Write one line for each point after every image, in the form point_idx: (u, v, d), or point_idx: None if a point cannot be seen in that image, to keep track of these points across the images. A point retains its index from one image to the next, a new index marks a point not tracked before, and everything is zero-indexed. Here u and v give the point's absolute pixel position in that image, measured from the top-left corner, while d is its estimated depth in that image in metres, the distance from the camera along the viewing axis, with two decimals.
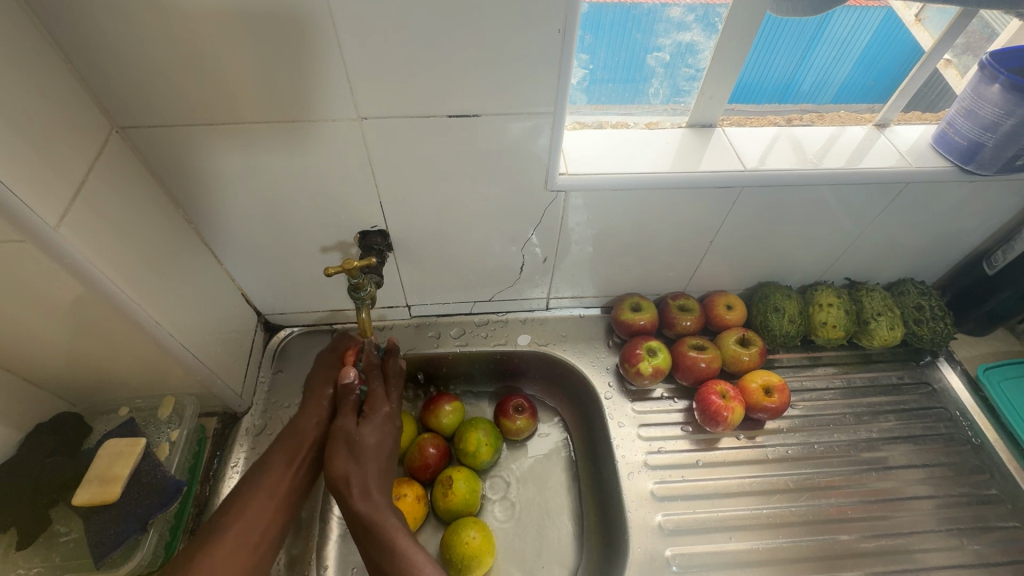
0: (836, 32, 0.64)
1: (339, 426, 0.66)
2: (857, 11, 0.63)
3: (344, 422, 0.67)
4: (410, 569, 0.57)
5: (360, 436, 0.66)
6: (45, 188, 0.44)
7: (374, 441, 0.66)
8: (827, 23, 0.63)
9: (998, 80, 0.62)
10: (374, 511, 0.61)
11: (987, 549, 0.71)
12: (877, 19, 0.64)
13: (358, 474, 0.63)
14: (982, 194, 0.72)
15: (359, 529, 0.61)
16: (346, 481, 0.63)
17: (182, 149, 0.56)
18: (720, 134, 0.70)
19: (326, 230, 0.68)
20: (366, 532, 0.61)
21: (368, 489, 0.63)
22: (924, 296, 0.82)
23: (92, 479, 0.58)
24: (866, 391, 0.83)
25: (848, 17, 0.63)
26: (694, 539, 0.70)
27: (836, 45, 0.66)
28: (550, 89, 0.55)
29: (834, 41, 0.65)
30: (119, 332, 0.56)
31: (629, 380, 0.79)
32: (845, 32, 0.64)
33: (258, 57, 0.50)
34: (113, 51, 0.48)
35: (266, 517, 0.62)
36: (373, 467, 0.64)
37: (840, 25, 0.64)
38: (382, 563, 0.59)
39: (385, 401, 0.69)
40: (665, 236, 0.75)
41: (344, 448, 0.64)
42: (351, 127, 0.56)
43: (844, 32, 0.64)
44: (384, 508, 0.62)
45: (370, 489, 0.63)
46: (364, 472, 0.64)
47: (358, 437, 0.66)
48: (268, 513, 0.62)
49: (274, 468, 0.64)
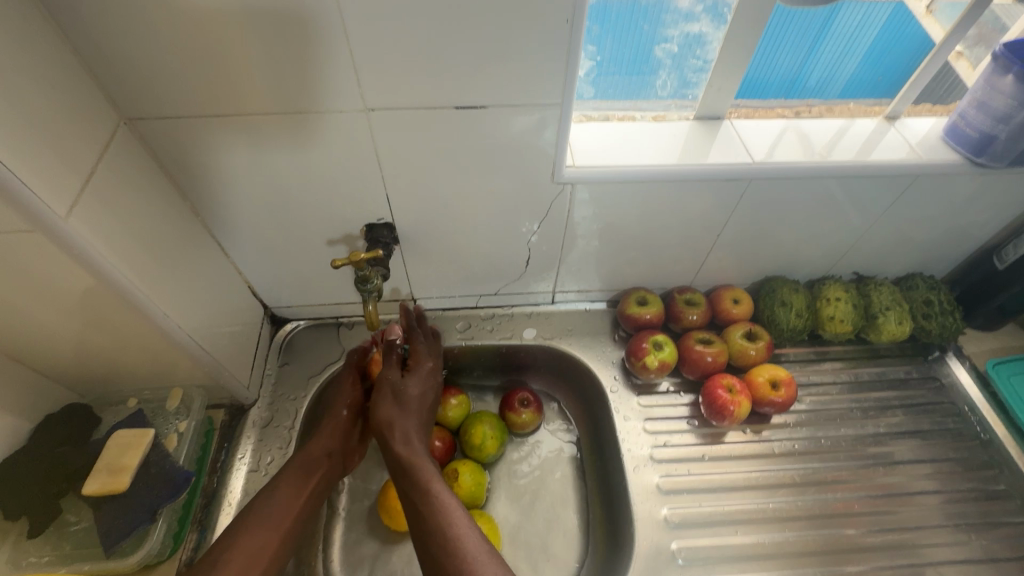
0: (843, 25, 0.64)
1: (385, 375, 0.70)
2: (865, 4, 0.63)
3: (390, 372, 0.70)
4: (443, 509, 0.57)
5: (406, 385, 0.68)
6: (54, 178, 0.44)
7: (417, 392, 0.69)
8: (834, 16, 0.63)
9: (1011, 70, 0.62)
10: (412, 456, 0.62)
11: (995, 545, 0.70)
12: (886, 12, 0.64)
13: (404, 423, 0.65)
14: (993, 186, 0.71)
15: (399, 474, 0.62)
16: (389, 425, 0.65)
17: (189, 140, 0.56)
18: (727, 126, 0.70)
19: (332, 222, 0.68)
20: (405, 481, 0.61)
21: (410, 435, 0.65)
22: (933, 290, 0.81)
23: (101, 469, 0.58)
24: (873, 386, 0.83)
25: (854, 11, 0.63)
26: (699, 533, 0.70)
27: (845, 37, 0.65)
28: (557, 80, 0.54)
29: (840, 35, 0.65)
30: (128, 324, 0.56)
31: (635, 374, 0.79)
32: (854, 26, 0.64)
33: (265, 48, 0.49)
34: (121, 41, 0.48)
35: (270, 552, 0.58)
36: (415, 419, 0.66)
37: (848, 17, 0.63)
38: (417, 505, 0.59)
39: (427, 358, 0.72)
40: (671, 229, 0.74)
41: (388, 398, 0.67)
42: (357, 119, 0.56)
43: (852, 26, 0.64)
44: (425, 457, 0.63)
45: (411, 437, 0.64)
46: (408, 421, 0.66)
47: (403, 386, 0.68)
48: (269, 552, 0.58)
49: (285, 497, 0.62)
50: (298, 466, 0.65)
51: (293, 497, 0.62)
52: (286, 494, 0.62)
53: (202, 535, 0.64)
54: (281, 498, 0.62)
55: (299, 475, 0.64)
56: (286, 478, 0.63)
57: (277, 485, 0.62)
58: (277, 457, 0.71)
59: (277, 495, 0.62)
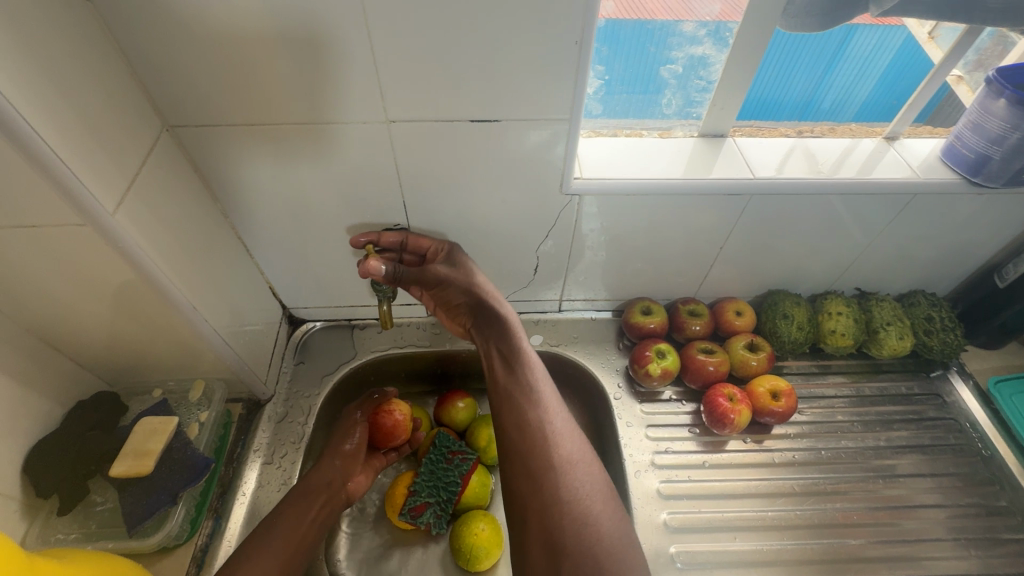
0: (859, 48, 0.67)
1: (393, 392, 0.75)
2: (880, 28, 0.66)
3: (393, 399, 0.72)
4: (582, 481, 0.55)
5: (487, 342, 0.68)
6: (104, 178, 0.48)
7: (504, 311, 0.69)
8: (851, 38, 0.66)
9: (1003, 94, 0.63)
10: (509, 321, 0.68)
11: (997, 560, 0.70)
12: (899, 38, 0.67)
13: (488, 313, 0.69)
14: (993, 205, 0.73)
15: (532, 500, 0.54)
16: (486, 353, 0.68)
17: (224, 147, 0.61)
18: (731, 144, 0.73)
19: (351, 228, 0.72)
20: (542, 502, 0.54)
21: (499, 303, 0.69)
22: (934, 307, 0.83)
23: (128, 453, 0.61)
24: (876, 401, 0.83)
25: (869, 35, 0.66)
26: (698, 538, 0.71)
27: (859, 61, 0.68)
28: (566, 97, 0.58)
29: (856, 57, 0.68)
30: (159, 316, 0.59)
31: (638, 381, 0.81)
32: (868, 49, 0.67)
33: (298, 65, 0.54)
34: (168, 53, 0.52)
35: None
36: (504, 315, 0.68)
37: (863, 42, 0.67)
38: (545, 459, 0.56)
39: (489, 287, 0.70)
40: (676, 241, 0.77)
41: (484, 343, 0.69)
42: (380, 130, 0.60)
43: (866, 49, 0.67)
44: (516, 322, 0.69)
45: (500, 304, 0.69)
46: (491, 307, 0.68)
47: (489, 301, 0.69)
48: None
49: (285, 526, 0.62)
50: (298, 495, 0.66)
51: (294, 530, 0.62)
52: (288, 523, 0.62)
53: (218, 522, 0.67)
54: (282, 528, 0.62)
55: (300, 506, 0.64)
56: (288, 511, 0.64)
57: (278, 515, 0.63)
58: (291, 451, 0.74)
59: (278, 523, 0.62)
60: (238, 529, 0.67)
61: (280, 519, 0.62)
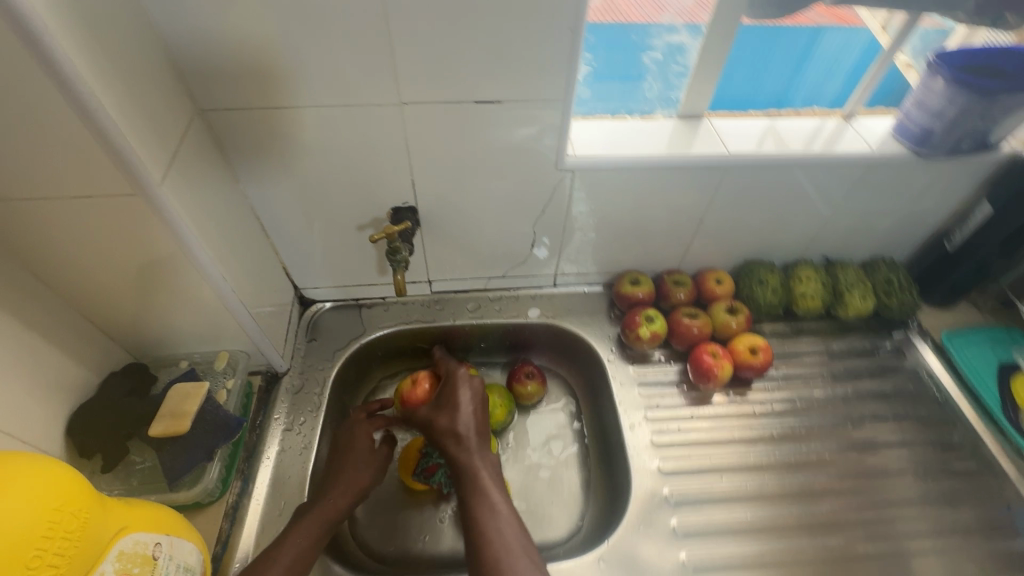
0: (824, 48, 0.78)
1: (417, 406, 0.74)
2: (842, 30, 0.76)
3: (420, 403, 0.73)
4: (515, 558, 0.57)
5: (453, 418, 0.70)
6: (152, 151, 0.53)
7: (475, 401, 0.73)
8: (817, 38, 0.76)
9: (941, 73, 0.72)
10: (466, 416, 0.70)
11: (950, 486, 0.79)
12: (860, 39, 0.77)
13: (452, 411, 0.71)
14: (940, 175, 0.82)
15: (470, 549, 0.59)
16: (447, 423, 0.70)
17: (248, 130, 0.66)
18: (706, 124, 0.80)
19: (362, 208, 0.77)
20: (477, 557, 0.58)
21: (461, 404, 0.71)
22: (892, 271, 0.92)
23: (165, 414, 0.65)
24: (844, 356, 0.92)
25: (834, 36, 0.77)
26: (689, 479, 0.78)
27: (825, 60, 0.79)
28: (560, 80, 0.64)
29: (822, 57, 0.78)
30: (192, 287, 0.64)
31: (630, 345, 0.88)
32: (832, 49, 0.78)
33: (320, 51, 0.59)
34: (203, 42, 0.57)
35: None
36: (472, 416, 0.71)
37: (829, 43, 0.77)
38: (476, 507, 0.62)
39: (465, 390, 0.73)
40: (659, 216, 0.84)
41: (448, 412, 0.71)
42: (393, 112, 0.65)
43: (830, 49, 0.78)
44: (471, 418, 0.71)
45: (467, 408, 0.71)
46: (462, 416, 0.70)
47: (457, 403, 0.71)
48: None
49: (297, 537, 0.63)
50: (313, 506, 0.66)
51: (308, 539, 0.63)
52: (301, 534, 0.63)
53: (245, 484, 0.72)
54: (294, 540, 0.62)
55: (314, 514, 0.65)
56: (302, 522, 0.64)
57: (292, 524, 0.64)
58: (309, 418, 0.79)
59: (291, 536, 0.63)
60: (266, 487, 0.72)
61: (294, 536, 0.63)
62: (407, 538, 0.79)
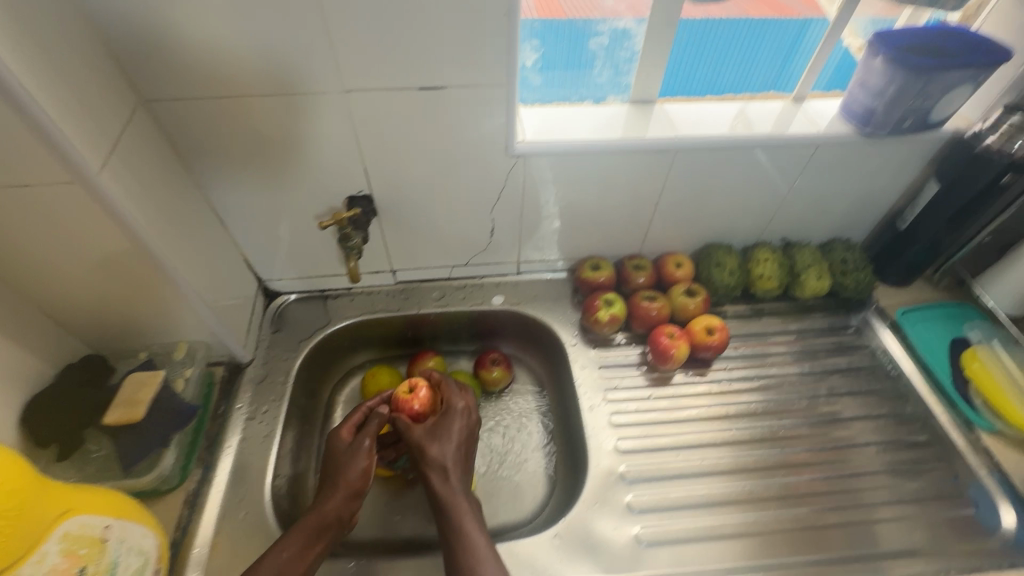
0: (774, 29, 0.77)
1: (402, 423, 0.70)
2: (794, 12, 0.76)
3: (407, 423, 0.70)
4: None
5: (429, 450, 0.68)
6: (90, 139, 0.54)
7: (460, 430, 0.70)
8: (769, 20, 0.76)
9: (880, 53, 0.73)
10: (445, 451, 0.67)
11: (902, 458, 0.81)
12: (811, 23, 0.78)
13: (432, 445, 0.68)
14: (887, 154, 0.83)
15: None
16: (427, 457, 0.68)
17: (195, 120, 0.67)
18: (658, 109, 0.81)
19: (317, 198, 0.78)
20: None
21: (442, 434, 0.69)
22: (848, 251, 0.93)
23: (120, 402, 0.66)
24: (802, 335, 0.94)
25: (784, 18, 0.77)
26: (646, 456, 0.79)
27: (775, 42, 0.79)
28: (501, 65, 0.65)
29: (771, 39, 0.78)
30: (142, 277, 0.65)
31: (590, 329, 0.90)
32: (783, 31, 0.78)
33: (259, 40, 0.60)
34: (141, 34, 0.58)
35: None
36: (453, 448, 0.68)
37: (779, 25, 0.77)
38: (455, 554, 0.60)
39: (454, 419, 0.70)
40: (615, 201, 0.85)
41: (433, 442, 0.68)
42: (338, 100, 0.66)
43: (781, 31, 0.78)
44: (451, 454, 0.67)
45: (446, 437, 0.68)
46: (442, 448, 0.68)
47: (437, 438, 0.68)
48: None
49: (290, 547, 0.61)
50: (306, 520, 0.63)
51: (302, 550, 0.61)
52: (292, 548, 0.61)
53: (206, 471, 0.73)
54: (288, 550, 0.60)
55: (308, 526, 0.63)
56: (299, 529, 0.62)
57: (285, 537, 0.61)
58: (271, 407, 0.80)
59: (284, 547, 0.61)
60: (226, 474, 0.73)
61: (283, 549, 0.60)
62: (372, 522, 0.80)
